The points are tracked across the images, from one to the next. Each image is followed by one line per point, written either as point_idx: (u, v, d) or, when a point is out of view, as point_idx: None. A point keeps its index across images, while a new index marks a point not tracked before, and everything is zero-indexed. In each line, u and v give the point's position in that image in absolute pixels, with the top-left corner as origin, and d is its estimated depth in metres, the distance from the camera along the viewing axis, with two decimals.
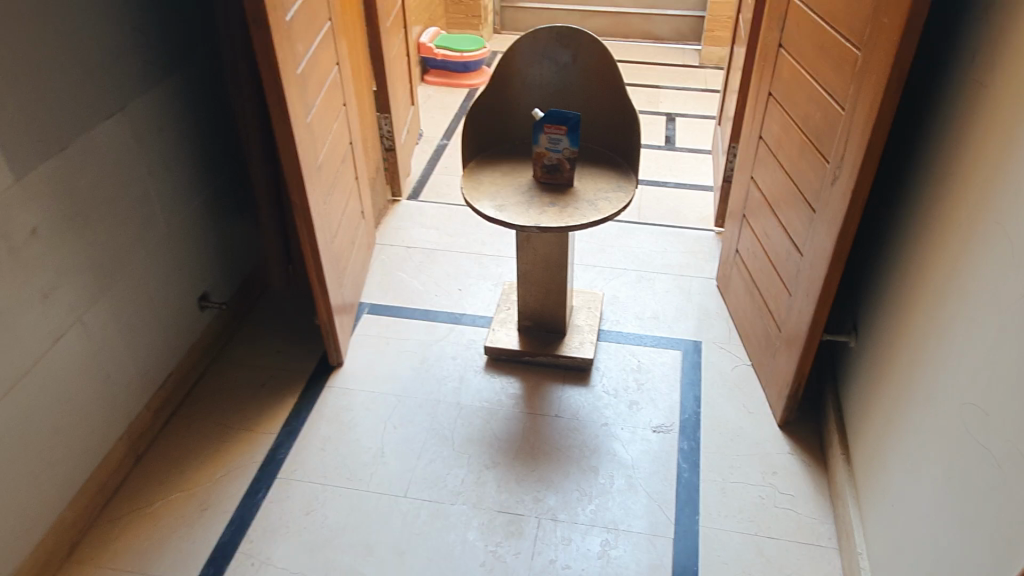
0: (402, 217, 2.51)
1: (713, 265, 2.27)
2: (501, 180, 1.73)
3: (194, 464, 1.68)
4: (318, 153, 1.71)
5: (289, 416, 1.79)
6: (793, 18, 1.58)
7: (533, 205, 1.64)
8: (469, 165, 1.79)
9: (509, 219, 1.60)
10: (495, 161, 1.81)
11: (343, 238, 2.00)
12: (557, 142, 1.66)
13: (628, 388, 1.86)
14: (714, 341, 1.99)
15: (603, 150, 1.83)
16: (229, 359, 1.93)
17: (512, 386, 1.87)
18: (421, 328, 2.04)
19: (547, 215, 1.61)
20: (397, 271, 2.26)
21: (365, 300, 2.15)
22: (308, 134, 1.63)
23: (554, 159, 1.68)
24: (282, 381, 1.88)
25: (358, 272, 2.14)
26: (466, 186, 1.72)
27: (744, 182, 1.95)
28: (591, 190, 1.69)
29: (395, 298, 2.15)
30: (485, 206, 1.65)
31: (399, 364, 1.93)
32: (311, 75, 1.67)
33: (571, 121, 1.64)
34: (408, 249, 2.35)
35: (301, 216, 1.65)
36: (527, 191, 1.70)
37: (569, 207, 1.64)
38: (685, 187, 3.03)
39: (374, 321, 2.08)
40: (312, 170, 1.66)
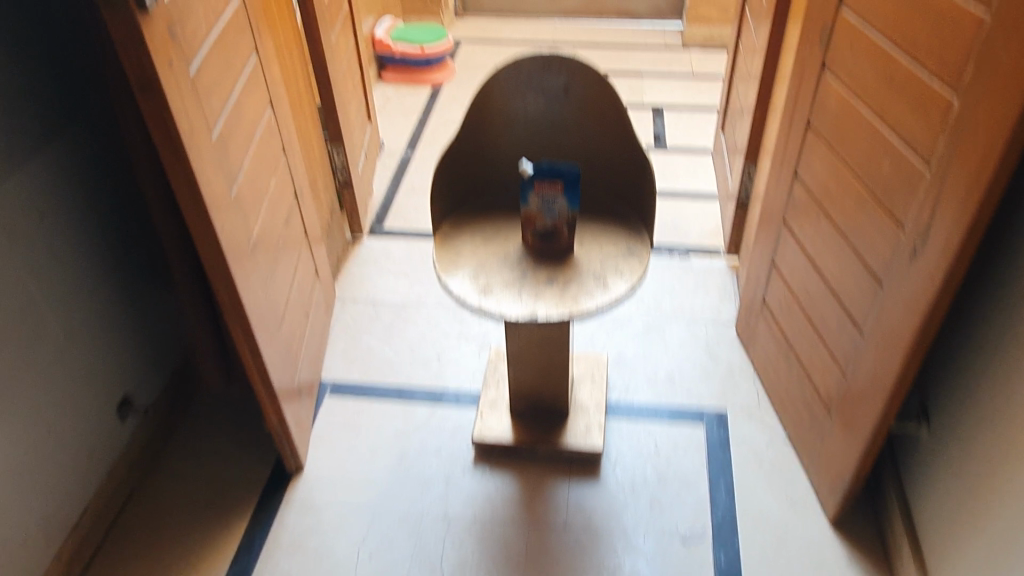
0: (366, 262, 2.16)
1: (729, 306, 1.96)
2: (483, 250, 1.39)
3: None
4: (251, 230, 1.35)
5: (240, 550, 1.45)
6: (842, 38, 1.25)
7: (526, 285, 1.31)
8: (443, 229, 1.45)
9: (499, 308, 1.26)
10: (474, 221, 1.46)
11: (294, 313, 1.65)
12: (552, 204, 1.33)
13: (645, 482, 1.55)
14: (742, 411, 1.69)
15: (605, 199, 1.50)
16: (164, 474, 1.57)
17: (509, 487, 1.55)
18: (395, 413, 1.72)
19: (547, 301, 1.27)
20: (364, 335, 1.92)
21: (326, 376, 1.81)
22: (236, 212, 1.27)
23: (549, 225, 1.35)
24: (230, 499, 1.54)
25: (316, 345, 1.80)
26: (440, 260, 1.37)
27: (771, 224, 1.63)
28: (596, 259, 1.36)
29: (362, 372, 1.82)
30: (467, 290, 1.30)
31: (369, 466, 1.60)
32: (235, 133, 1.31)
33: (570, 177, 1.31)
34: (375, 305, 2.00)
35: (231, 315, 1.29)
36: (517, 264, 1.36)
37: (572, 286, 1.30)
38: (682, 196, 2.71)
39: (337, 404, 1.75)
40: (244, 255, 1.31)
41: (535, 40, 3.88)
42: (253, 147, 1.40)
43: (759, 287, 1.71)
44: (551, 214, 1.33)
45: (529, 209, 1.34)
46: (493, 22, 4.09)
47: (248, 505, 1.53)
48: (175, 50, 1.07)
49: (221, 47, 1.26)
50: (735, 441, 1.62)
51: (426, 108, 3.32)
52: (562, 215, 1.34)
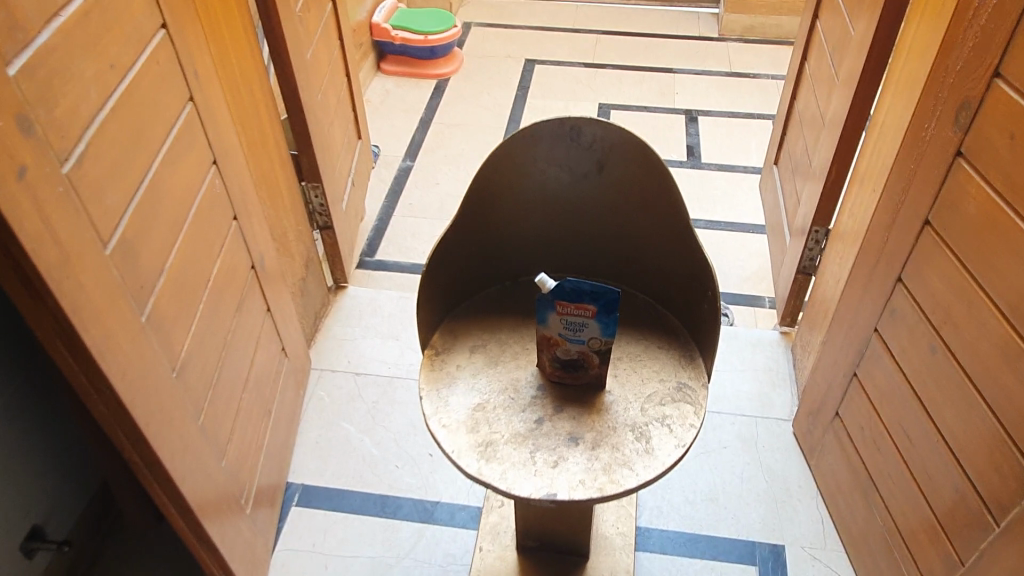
0: (348, 318, 1.82)
1: (785, 393, 1.62)
2: (486, 380, 1.06)
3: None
4: (178, 350, 1.02)
5: None
6: (991, 120, 0.90)
7: (541, 443, 0.97)
8: (433, 343, 1.11)
9: (504, 482, 0.93)
10: (475, 332, 1.13)
11: (254, 415, 1.33)
12: (580, 330, 0.99)
13: None
14: (804, 547, 1.36)
15: (644, 300, 1.16)
16: None
17: None
18: (376, 534, 1.39)
19: (569, 472, 0.94)
20: (342, 421, 1.58)
21: (294, 478, 1.49)
22: (151, 339, 0.93)
23: (574, 355, 1.01)
24: None
25: (281, 441, 1.47)
26: (428, 395, 1.04)
27: (852, 324, 1.28)
28: (635, 399, 1.02)
29: (337, 474, 1.49)
30: (462, 449, 0.97)
31: None
32: (151, 228, 0.96)
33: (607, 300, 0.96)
34: (357, 378, 1.67)
35: (146, 474, 0.96)
36: (529, 404, 1.02)
37: (603, 446, 0.97)
38: (720, 226, 2.34)
39: (305, 518, 1.42)
40: (167, 391, 0.97)
41: (553, 26, 3.47)
42: (183, 233, 1.05)
43: (830, 394, 1.37)
44: (576, 342, 1.00)
45: (548, 330, 1.01)
46: (507, 3, 3.68)
47: None
48: (32, 148, 0.72)
49: (127, 114, 0.91)
50: None
51: (430, 106, 2.94)
52: (592, 345, 0.99)
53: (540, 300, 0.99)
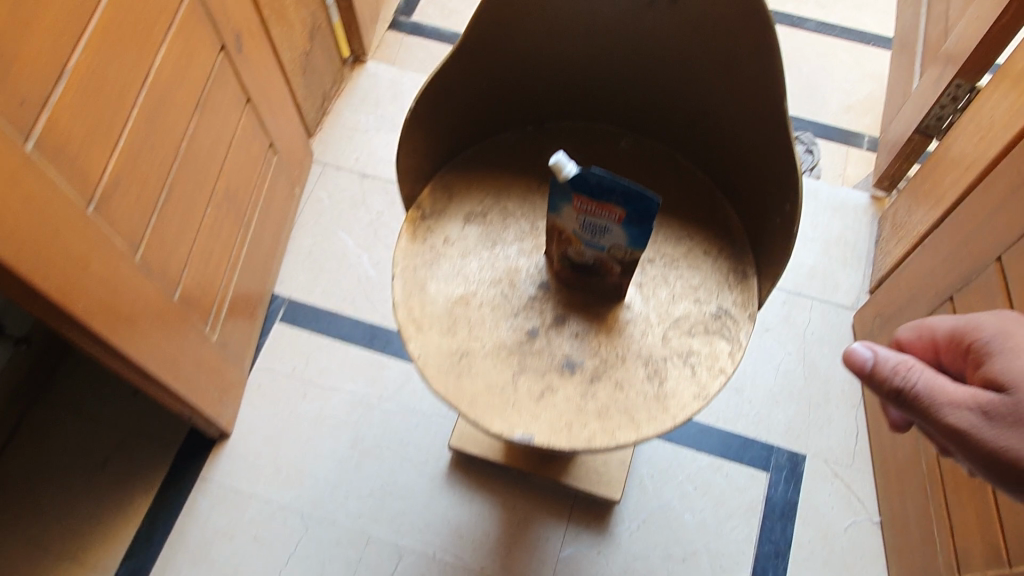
0: (362, 103, 1.55)
1: (856, 275, 1.36)
2: (477, 264, 0.84)
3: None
4: (92, 177, 0.81)
5: (137, 541, 1.15)
6: None
7: (527, 364, 0.78)
8: (421, 202, 0.87)
9: (472, 409, 0.76)
10: (475, 194, 0.88)
11: (227, 229, 1.14)
12: (601, 234, 0.74)
13: (668, 556, 1.14)
14: (829, 463, 1.21)
15: (702, 179, 0.89)
16: (57, 403, 1.25)
17: (483, 519, 1.16)
18: (361, 367, 1.28)
19: (554, 410, 0.76)
20: (341, 231, 1.40)
21: (281, 290, 1.35)
22: (42, 173, 0.72)
23: (589, 261, 0.78)
24: (136, 458, 1.21)
25: (267, 248, 1.31)
26: (401, 275, 0.83)
27: (970, 236, 0.99)
28: (658, 323, 0.80)
29: (327, 292, 1.35)
30: (432, 355, 0.78)
31: (310, 450, 1.21)
32: (34, 17, 0.70)
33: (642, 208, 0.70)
34: (363, 180, 1.46)
35: (57, 323, 0.81)
36: (525, 308, 0.81)
37: (603, 382, 0.77)
38: (836, 31, 1.87)
39: (288, 335, 1.31)
40: (75, 232, 0.78)
41: None
42: (98, 15, 0.78)
43: (911, 306, 1.11)
44: (594, 247, 0.76)
45: (563, 224, 0.76)
46: None
47: (155, 479, 1.20)
48: None
49: None
50: (803, 512, 1.17)
51: None
52: (614, 254, 0.76)
53: (555, 186, 0.73)
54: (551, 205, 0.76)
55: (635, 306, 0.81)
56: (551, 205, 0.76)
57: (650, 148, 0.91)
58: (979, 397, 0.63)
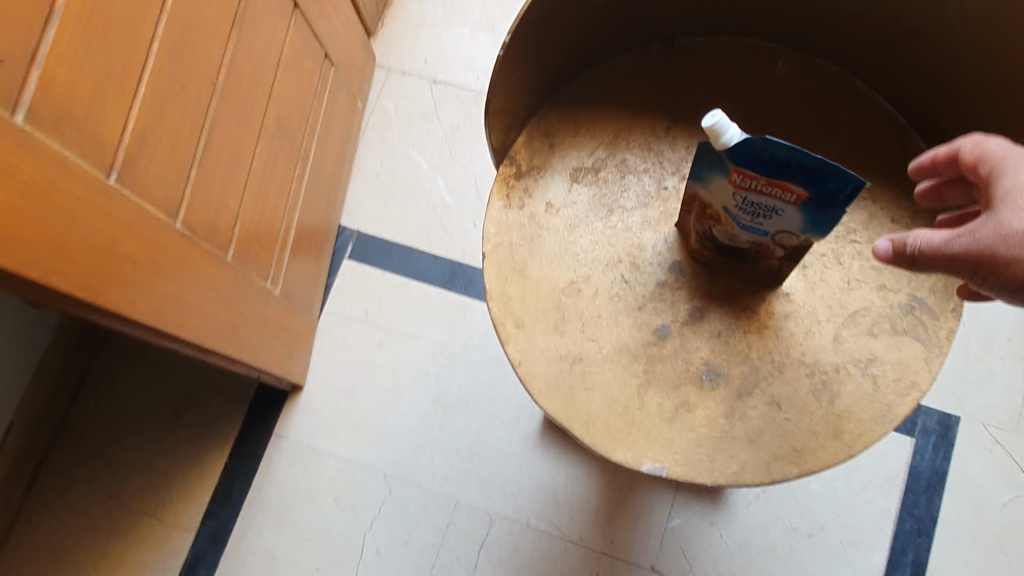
0: None
1: None
2: (589, 238, 0.66)
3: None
4: (109, 138, 0.65)
5: (216, 500, 1.09)
6: None
7: (656, 373, 0.62)
8: (516, 154, 0.68)
9: (590, 432, 0.60)
10: (585, 141, 0.69)
11: (282, 165, 0.98)
12: (767, 217, 0.55)
13: (791, 530, 1.01)
14: (987, 426, 1.03)
15: (890, 115, 0.68)
16: (118, 354, 1.17)
17: (583, 484, 1.05)
18: (441, 310, 1.14)
19: (693, 434, 0.60)
20: (412, 150, 1.22)
21: (348, 222, 1.20)
22: (41, 147, 0.57)
23: (742, 244, 0.59)
24: (208, 410, 1.14)
25: (331, 176, 1.15)
26: (494, 254, 0.65)
27: None
28: (828, 319, 0.62)
29: (400, 224, 1.19)
30: (535, 359, 0.62)
31: (389, 404, 1.11)
32: None
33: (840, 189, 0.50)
34: (434, 88, 1.25)
35: (92, 316, 0.68)
36: (653, 297, 0.64)
37: (756, 396, 0.61)
38: None
39: (358, 274, 1.17)
40: (97, 212, 0.64)
41: None
42: None
43: None
44: (752, 230, 0.57)
45: (708, 199, 0.57)
46: None
47: (230, 435, 1.12)
48: None
49: None
50: (953, 483, 1.01)
51: None
52: (780, 239, 0.57)
53: (705, 153, 0.53)
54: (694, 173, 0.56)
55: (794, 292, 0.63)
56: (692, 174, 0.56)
57: (817, 71, 0.69)
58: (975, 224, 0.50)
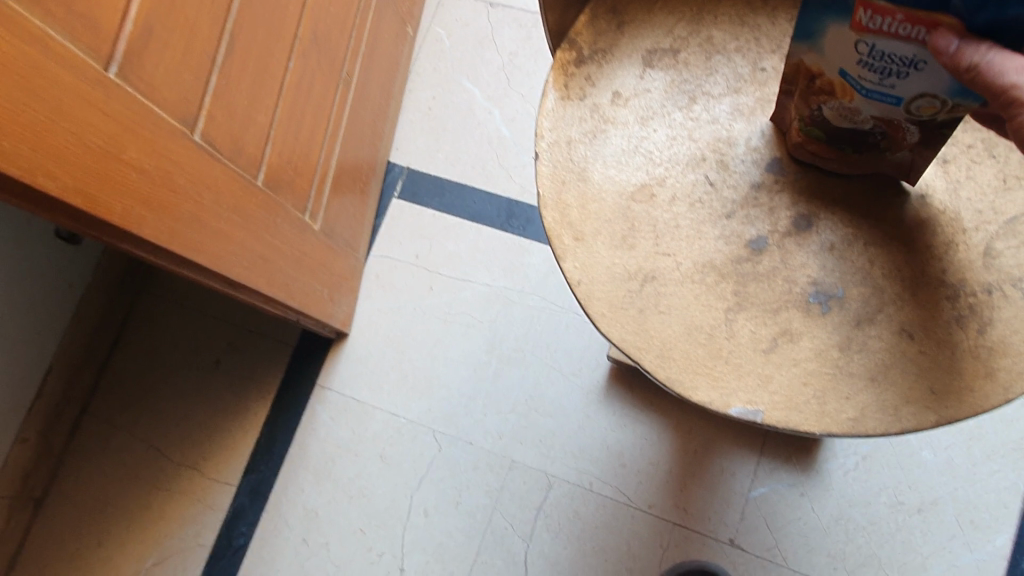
0: None
1: None
2: (665, 133, 0.54)
3: (109, 553, 1.01)
4: (108, 24, 0.56)
5: (257, 452, 1.02)
6: None
7: (748, 296, 0.50)
8: (576, 36, 0.56)
9: (664, 365, 0.49)
10: (663, 18, 0.56)
11: (320, 85, 0.89)
12: (903, 74, 0.41)
13: (896, 504, 0.87)
14: None
15: None
16: (160, 299, 1.12)
17: (652, 446, 0.93)
18: (497, 253, 1.04)
19: (796, 370, 0.47)
20: (466, 79, 1.11)
21: (397, 158, 1.11)
22: (15, 21, 0.48)
23: (863, 125, 0.46)
24: (250, 357, 1.07)
25: (378, 106, 1.05)
26: (549, 153, 0.54)
27: None
28: (975, 229, 0.49)
29: (452, 160, 1.09)
30: (598, 277, 0.51)
31: (439, 354, 1.01)
32: None
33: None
34: (492, 11, 1.14)
35: (95, 233, 0.61)
36: (746, 204, 0.52)
37: (878, 324, 0.48)
38: None
39: (408, 214, 1.08)
40: (89, 106, 0.55)
41: None
42: None
43: None
44: (878, 96, 0.43)
45: (820, 61, 0.44)
46: None
47: (272, 384, 1.05)
48: None
49: None
50: None
51: None
52: (914, 111, 0.43)
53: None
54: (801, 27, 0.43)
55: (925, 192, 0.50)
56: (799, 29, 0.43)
57: None
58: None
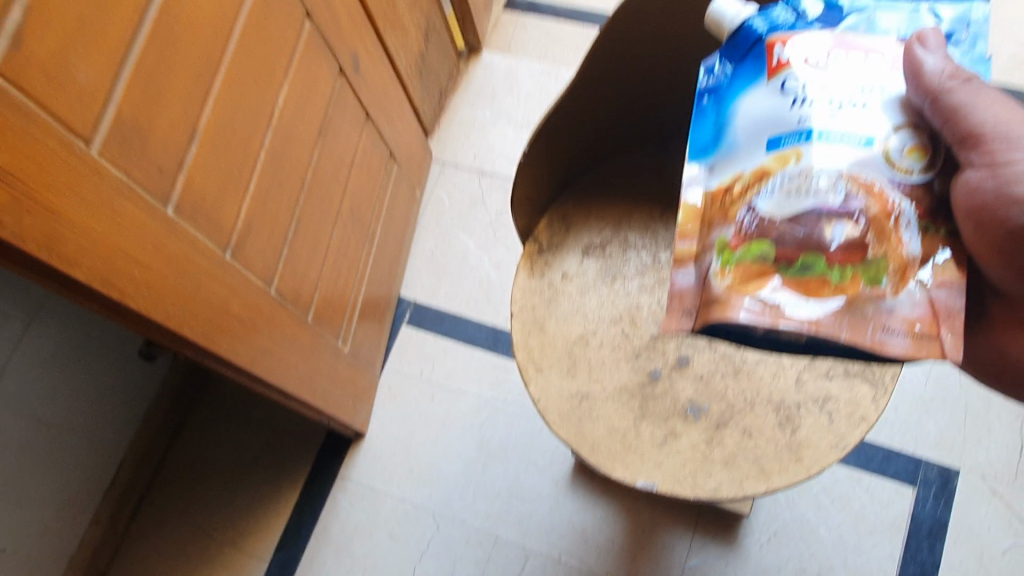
0: (478, 98, 1.53)
1: None
2: (597, 300, 0.82)
3: None
4: (228, 226, 0.86)
5: (287, 533, 1.25)
6: None
7: (649, 409, 0.76)
8: (538, 235, 0.86)
9: (594, 454, 0.74)
10: (594, 225, 0.86)
11: (353, 244, 1.18)
12: (859, 105, 0.48)
13: (801, 571, 1.10)
14: (985, 479, 1.12)
15: None
16: (207, 408, 1.36)
17: (609, 525, 1.17)
18: (486, 369, 1.30)
19: (678, 457, 0.73)
20: (461, 231, 1.42)
21: (407, 293, 1.39)
22: (182, 233, 0.77)
23: (834, 200, 0.46)
24: (283, 454, 1.31)
25: (393, 254, 1.34)
26: (520, 314, 0.82)
27: None
28: (791, 365, 0.76)
29: (450, 296, 1.37)
30: (552, 396, 0.77)
31: (439, 451, 1.26)
32: (164, 87, 0.72)
33: (965, 50, 0.52)
34: (482, 179, 1.45)
35: (207, 362, 0.87)
36: (647, 348, 0.79)
37: (731, 427, 0.75)
38: None
39: (415, 339, 1.35)
40: (215, 279, 0.83)
41: None
42: (221, 76, 0.80)
43: None
44: (838, 134, 0.47)
45: (753, 147, 0.51)
46: None
47: (301, 476, 1.28)
48: None
49: None
50: (954, 530, 1.10)
51: None
52: (900, 157, 0.47)
53: (735, 76, 0.55)
54: (721, 132, 0.54)
55: (959, 328, 0.45)
56: (719, 139, 0.54)
57: None
58: (1011, 111, 0.46)
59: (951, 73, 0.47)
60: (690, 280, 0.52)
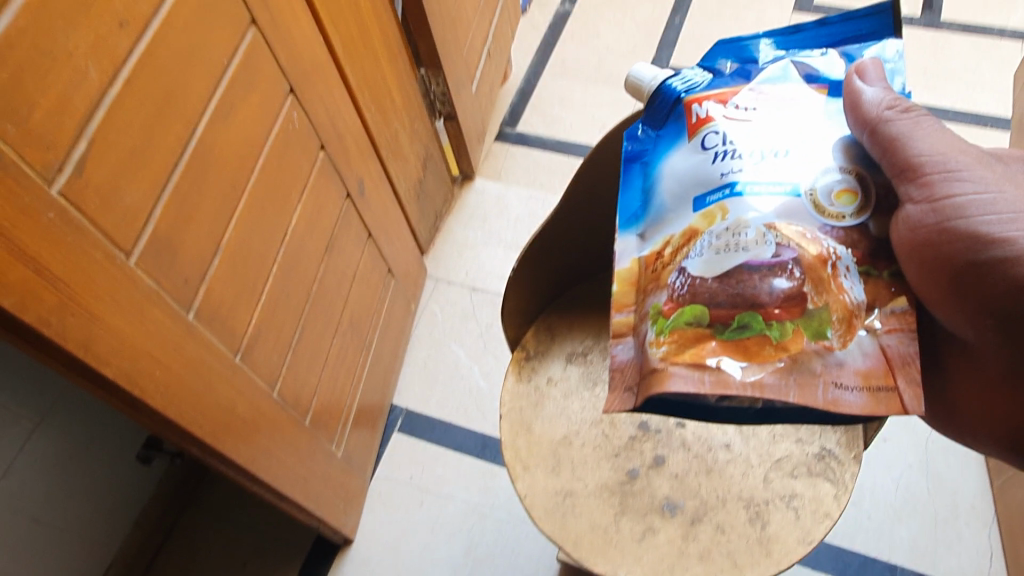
0: (471, 220, 1.65)
1: None
2: (579, 402, 0.88)
3: None
4: (240, 332, 0.93)
5: None
6: None
7: (628, 505, 0.81)
8: (526, 343, 0.93)
9: (577, 548, 0.79)
10: (577, 334, 0.94)
11: (351, 353, 1.25)
12: (779, 152, 0.55)
13: None
14: None
15: None
16: (197, 514, 1.37)
17: None
18: (474, 476, 1.34)
19: (656, 552, 0.78)
20: (453, 342, 1.49)
21: (399, 401, 1.44)
22: (201, 337, 0.84)
23: (765, 252, 0.52)
24: (271, 561, 1.32)
25: (387, 364, 1.41)
26: (508, 415, 0.88)
27: None
28: (759, 464, 0.82)
29: (441, 404, 1.43)
30: (537, 493, 0.83)
31: (426, 557, 1.28)
32: (196, 209, 0.81)
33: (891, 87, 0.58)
34: (473, 293, 1.55)
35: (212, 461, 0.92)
36: (626, 449, 0.85)
37: (704, 523, 0.80)
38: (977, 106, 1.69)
39: (406, 445, 1.39)
40: (225, 381, 0.90)
41: None
42: (244, 200, 0.90)
43: None
44: (761, 185, 0.54)
45: (682, 208, 0.58)
46: None
47: None
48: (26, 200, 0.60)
49: (161, 96, 0.73)
50: None
51: None
52: (829, 202, 0.53)
53: (660, 139, 0.63)
54: (649, 198, 0.61)
55: (914, 377, 0.49)
56: (647, 204, 0.61)
57: None
58: (944, 139, 0.54)
59: (889, 104, 0.54)
60: (627, 353, 0.58)
